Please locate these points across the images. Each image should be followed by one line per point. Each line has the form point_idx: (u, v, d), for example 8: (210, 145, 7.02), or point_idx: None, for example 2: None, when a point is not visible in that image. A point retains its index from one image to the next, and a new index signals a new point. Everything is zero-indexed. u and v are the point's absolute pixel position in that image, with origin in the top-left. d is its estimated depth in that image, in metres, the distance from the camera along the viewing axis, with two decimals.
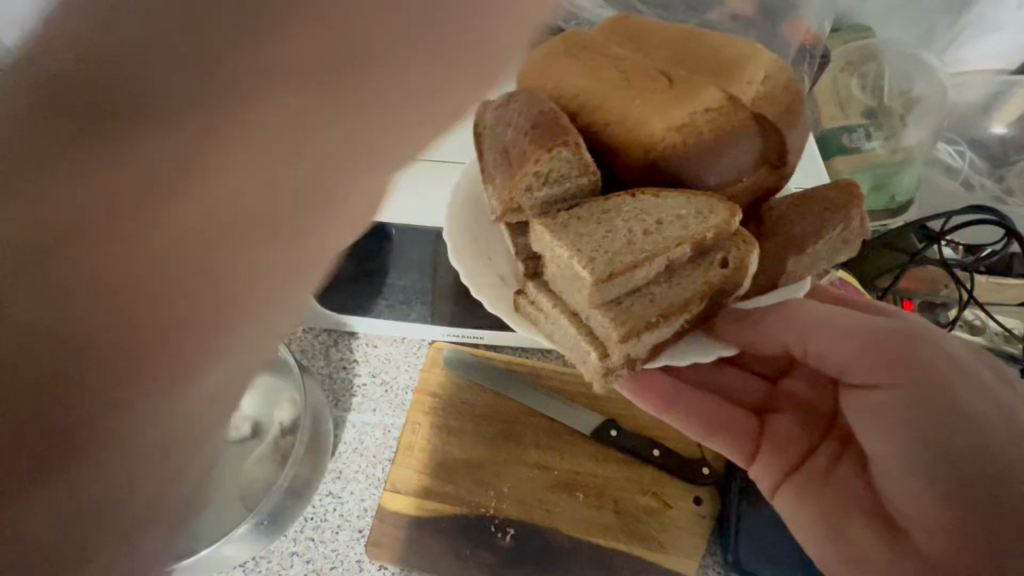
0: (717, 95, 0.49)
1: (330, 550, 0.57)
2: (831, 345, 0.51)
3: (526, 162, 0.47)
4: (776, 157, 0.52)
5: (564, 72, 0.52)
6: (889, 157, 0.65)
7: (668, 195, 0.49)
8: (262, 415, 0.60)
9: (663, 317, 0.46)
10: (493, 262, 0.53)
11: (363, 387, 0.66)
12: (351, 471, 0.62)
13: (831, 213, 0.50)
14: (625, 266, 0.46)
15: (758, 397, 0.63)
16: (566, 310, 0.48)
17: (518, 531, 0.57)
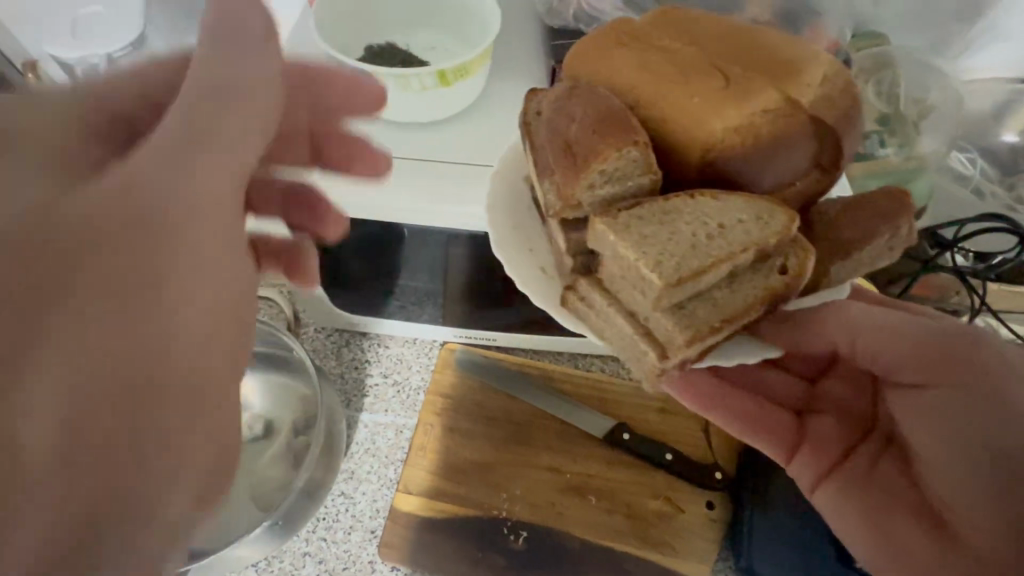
0: (774, 95, 0.41)
1: (343, 550, 0.57)
2: (881, 345, 0.51)
3: (575, 174, 0.40)
4: (828, 163, 0.44)
5: (605, 62, 0.43)
6: (903, 165, 0.64)
7: (730, 195, 0.41)
8: (274, 414, 0.61)
9: (725, 322, 0.41)
10: (534, 252, 0.44)
11: (374, 388, 0.66)
12: (363, 471, 0.62)
13: (882, 219, 0.44)
14: (697, 270, 0.39)
15: (799, 397, 0.63)
16: (621, 309, 0.41)
17: (530, 534, 0.57)
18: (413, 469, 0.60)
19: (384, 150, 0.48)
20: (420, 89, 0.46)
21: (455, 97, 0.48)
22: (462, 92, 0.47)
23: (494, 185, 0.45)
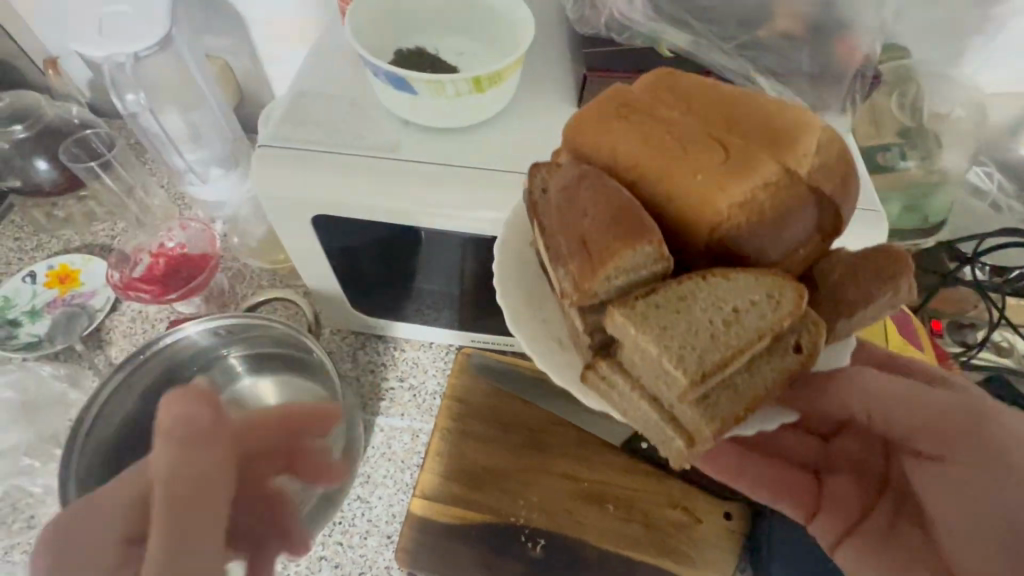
0: (773, 167, 0.38)
1: (359, 555, 0.57)
2: (903, 418, 0.44)
3: (592, 271, 0.37)
4: (829, 228, 0.41)
5: (602, 132, 0.41)
6: (925, 177, 0.64)
7: (741, 274, 0.39)
8: None
9: (748, 410, 0.37)
10: (549, 321, 0.41)
11: (390, 392, 0.66)
12: (380, 476, 0.61)
13: (880, 280, 0.39)
14: (718, 362, 0.36)
15: (808, 454, 0.56)
16: (643, 394, 0.38)
17: (548, 541, 0.56)
18: (429, 475, 0.59)
19: (414, 157, 0.46)
20: (454, 95, 0.43)
21: (488, 104, 0.45)
22: (496, 100, 0.45)
23: (501, 267, 0.42)
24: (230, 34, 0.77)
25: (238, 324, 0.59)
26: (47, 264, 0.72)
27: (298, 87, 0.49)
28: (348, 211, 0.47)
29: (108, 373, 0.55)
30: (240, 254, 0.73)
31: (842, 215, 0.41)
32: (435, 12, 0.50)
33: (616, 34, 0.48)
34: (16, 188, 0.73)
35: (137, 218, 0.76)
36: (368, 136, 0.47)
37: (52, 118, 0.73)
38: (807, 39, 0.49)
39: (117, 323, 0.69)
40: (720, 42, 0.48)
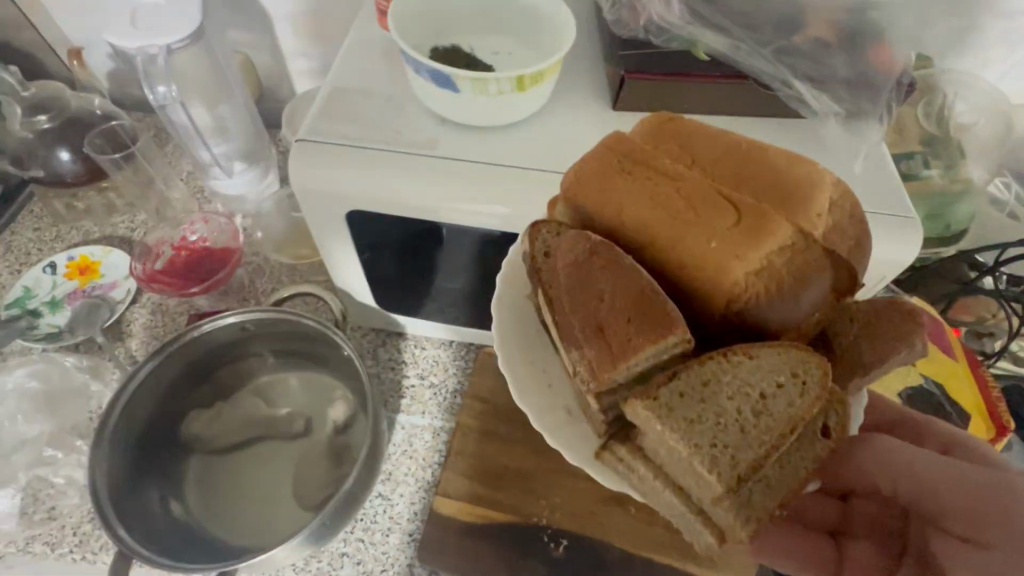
0: (788, 230, 0.38)
1: (380, 552, 0.57)
2: (929, 483, 0.46)
3: (613, 360, 0.38)
4: (847, 288, 0.41)
5: (611, 193, 0.41)
6: (948, 187, 0.64)
7: (764, 351, 0.40)
8: (314, 411, 0.61)
9: (780, 503, 0.40)
10: (554, 387, 0.45)
11: (410, 390, 0.66)
12: (401, 474, 0.61)
13: (898, 344, 0.41)
14: (753, 461, 0.38)
15: (826, 517, 0.55)
16: (669, 483, 0.41)
17: (570, 542, 0.56)
18: (451, 475, 0.58)
19: (452, 154, 0.46)
20: (496, 93, 0.43)
21: (528, 102, 0.46)
22: (536, 96, 0.45)
23: (502, 336, 0.46)
24: (254, 29, 0.78)
25: (266, 318, 0.58)
26: (67, 255, 0.72)
27: (335, 82, 0.50)
28: (388, 208, 0.47)
29: (136, 366, 0.54)
30: (261, 249, 0.73)
31: (859, 275, 0.41)
32: (474, 11, 0.50)
33: (653, 36, 0.48)
34: (38, 178, 0.71)
35: (157, 207, 0.76)
36: (405, 133, 0.47)
37: (76, 109, 0.73)
38: (841, 45, 0.49)
39: (138, 315, 0.69)
40: (757, 46, 0.47)
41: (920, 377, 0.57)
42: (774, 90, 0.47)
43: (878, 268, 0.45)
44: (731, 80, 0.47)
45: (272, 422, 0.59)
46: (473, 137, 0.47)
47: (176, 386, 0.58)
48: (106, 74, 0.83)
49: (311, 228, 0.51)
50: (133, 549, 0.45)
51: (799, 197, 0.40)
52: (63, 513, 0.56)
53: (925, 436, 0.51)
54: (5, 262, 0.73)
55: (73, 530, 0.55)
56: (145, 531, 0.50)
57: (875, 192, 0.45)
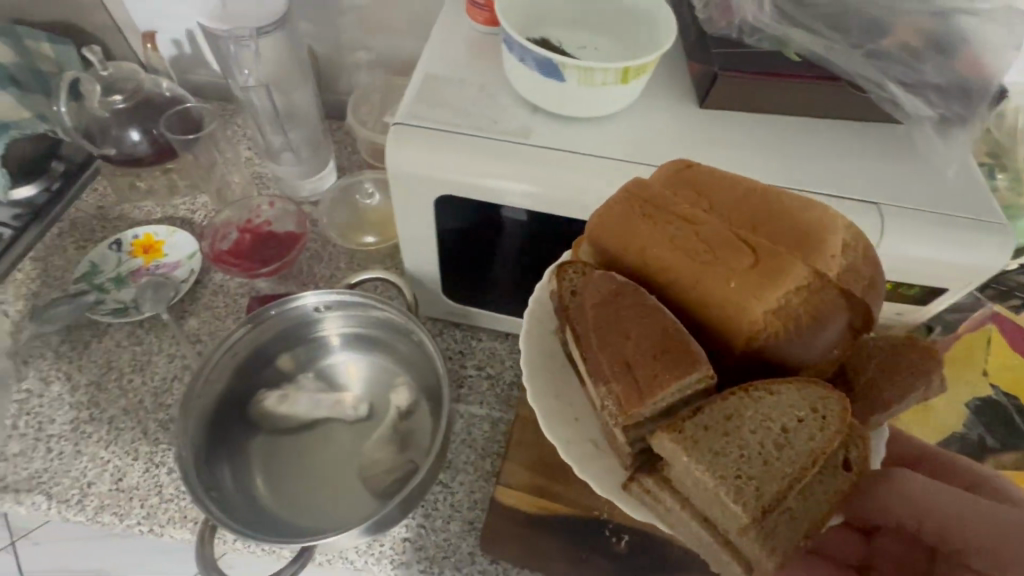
0: (803, 272, 0.38)
1: (442, 539, 0.57)
2: (957, 521, 0.40)
3: (639, 396, 0.36)
4: (862, 324, 0.40)
5: (631, 235, 0.41)
6: (1015, 199, 0.60)
7: (785, 387, 0.38)
8: (377, 397, 0.61)
9: (804, 535, 0.37)
10: (580, 421, 0.43)
11: (468, 380, 0.66)
12: (461, 462, 0.61)
13: (915, 377, 0.39)
14: (778, 493, 0.36)
15: (851, 553, 0.48)
16: (695, 513, 0.39)
17: (632, 538, 0.55)
18: (512, 466, 0.57)
19: (547, 144, 0.47)
20: (600, 83, 0.44)
21: (626, 97, 0.46)
22: (633, 91, 0.46)
23: (529, 371, 0.45)
24: (318, 20, 0.78)
25: (345, 300, 0.59)
26: (131, 232, 0.73)
27: (429, 70, 0.51)
28: (480, 195, 0.47)
29: (231, 331, 0.57)
30: (320, 235, 0.74)
31: (873, 314, 0.40)
32: (571, 6, 0.50)
33: (746, 35, 0.49)
34: (110, 156, 0.72)
35: (216, 190, 0.77)
36: (500, 121, 0.48)
37: (148, 91, 0.74)
38: (931, 51, 0.49)
39: (201, 294, 0.70)
40: (849, 47, 0.48)
41: (990, 388, 0.57)
42: (869, 92, 0.47)
43: (972, 273, 0.45)
44: (826, 81, 0.47)
45: (335, 406, 0.59)
46: (566, 128, 0.48)
47: (248, 361, 0.59)
48: (171, 60, 0.84)
49: (395, 211, 0.51)
50: (214, 513, 0.46)
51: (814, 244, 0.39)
52: (131, 485, 0.57)
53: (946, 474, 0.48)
54: (71, 238, 0.74)
55: (141, 502, 0.56)
56: (222, 503, 0.50)
57: (966, 197, 0.46)
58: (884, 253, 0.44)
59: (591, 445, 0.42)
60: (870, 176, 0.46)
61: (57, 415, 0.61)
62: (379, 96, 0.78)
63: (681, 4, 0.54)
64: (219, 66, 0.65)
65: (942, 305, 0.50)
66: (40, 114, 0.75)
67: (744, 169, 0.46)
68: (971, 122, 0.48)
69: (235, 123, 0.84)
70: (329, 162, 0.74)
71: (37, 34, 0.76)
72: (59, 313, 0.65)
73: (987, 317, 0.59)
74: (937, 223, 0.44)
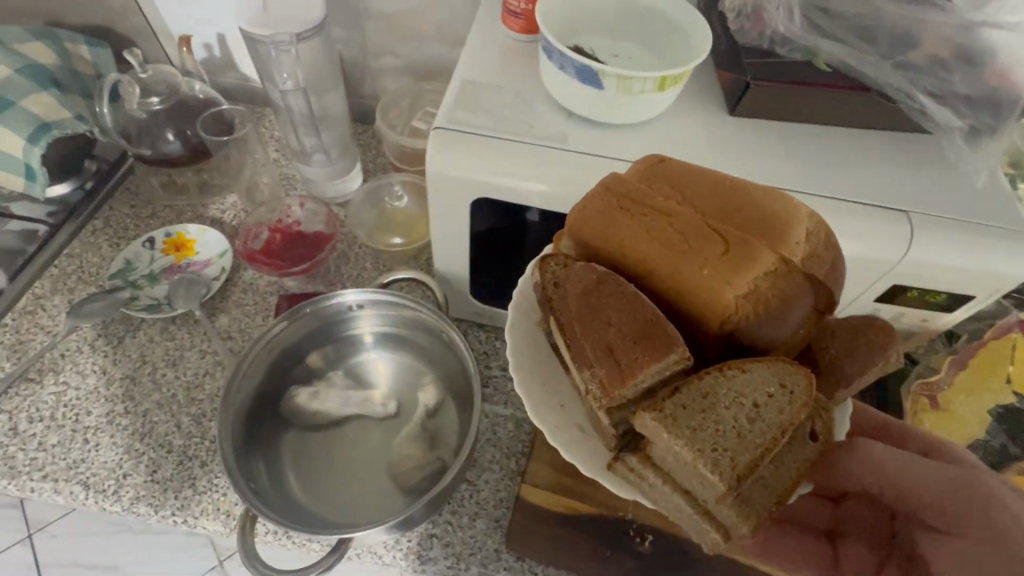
0: (770, 258, 0.39)
1: (469, 536, 0.58)
2: (915, 484, 0.45)
3: (621, 378, 0.38)
4: (824, 306, 0.43)
5: (609, 228, 0.42)
6: None
7: (755, 364, 0.39)
8: (404, 394, 0.62)
9: (776, 500, 0.39)
10: (566, 407, 0.44)
11: (492, 380, 0.67)
12: (486, 461, 0.62)
13: (874, 352, 0.42)
14: (752, 462, 0.37)
15: (823, 519, 0.57)
16: (676, 488, 0.40)
17: (657, 539, 0.55)
18: (538, 464, 0.58)
19: (582, 149, 0.48)
20: (637, 92, 0.45)
21: (660, 105, 0.47)
22: (668, 99, 0.47)
23: (515, 360, 0.46)
24: (348, 25, 0.80)
25: (379, 299, 0.60)
26: (164, 231, 0.74)
27: (466, 76, 0.52)
28: (514, 197, 0.48)
29: (270, 326, 0.59)
30: (347, 236, 0.75)
31: (832, 293, 0.42)
32: (605, 15, 0.52)
33: (777, 46, 0.50)
34: (144, 156, 0.73)
35: (246, 189, 0.79)
36: (537, 126, 0.49)
37: (182, 93, 0.75)
38: None
39: (231, 292, 0.71)
40: (881, 58, 0.49)
41: (1012, 396, 0.57)
42: (898, 101, 0.48)
43: (1001, 281, 0.46)
44: (856, 92, 0.48)
45: (364, 403, 0.60)
46: (601, 134, 0.49)
47: (279, 357, 0.61)
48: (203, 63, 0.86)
49: (431, 211, 0.52)
50: (255, 505, 0.47)
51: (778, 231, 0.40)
52: (166, 477, 0.58)
53: (903, 440, 0.50)
54: (105, 236, 0.76)
55: (175, 493, 0.57)
56: (260, 495, 0.52)
57: (991, 206, 0.47)
58: (913, 259, 0.45)
59: (576, 428, 0.44)
60: (898, 185, 0.47)
61: (91, 407, 0.62)
62: (407, 100, 0.80)
63: (710, 14, 0.56)
64: (257, 68, 0.66)
65: (965, 314, 0.50)
66: (78, 114, 0.76)
67: (776, 176, 0.47)
68: (1001, 133, 0.48)
69: (264, 125, 0.86)
70: (355, 168, 0.77)
71: (77, 37, 0.78)
72: (96, 309, 0.66)
73: (1016, 322, 0.57)
74: (965, 231, 0.45)
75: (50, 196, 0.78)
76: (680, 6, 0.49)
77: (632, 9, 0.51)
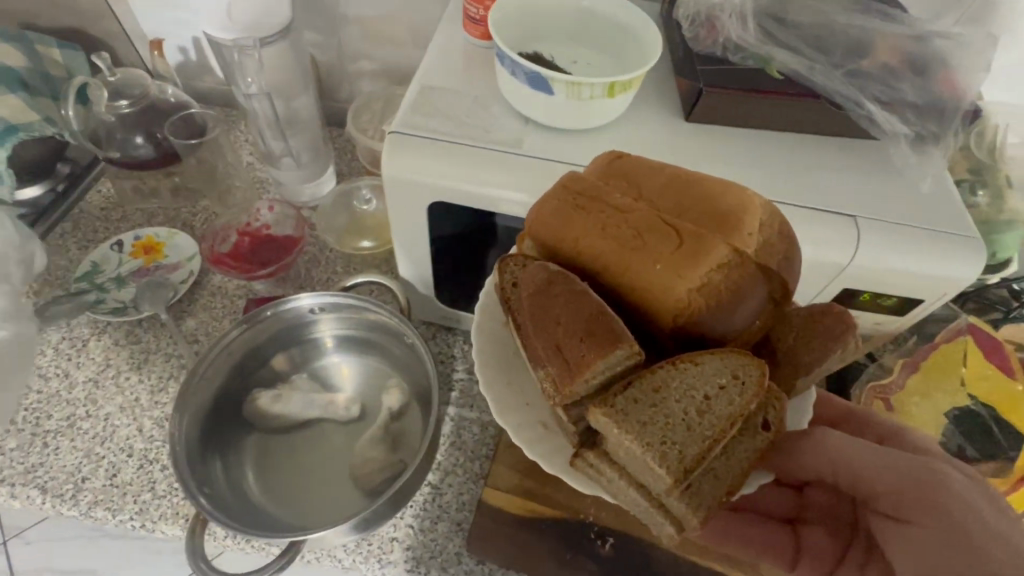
0: (723, 250, 0.39)
1: (430, 539, 0.58)
2: (866, 471, 0.45)
3: (571, 376, 0.38)
4: (782, 295, 0.42)
5: (568, 226, 0.42)
6: (995, 217, 0.59)
7: (709, 356, 0.40)
8: (368, 397, 0.62)
9: (727, 492, 0.40)
10: (531, 405, 0.44)
11: (457, 383, 0.67)
12: (450, 464, 0.62)
13: (832, 341, 0.42)
14: (700, 454, 0.38)
15: (784, 507, 0.58)
16: (632, 481, 0.40)
17: (617, 540, 0.55)
18: (500, 467, 0.58)
19: (536, 153, 0.49)
20: (587, 98, 0.46)
21: (612, 111, 0.48)
22: (621, 105, 0.48)
23: (480, 359, 0.46)
24: (321, 30, 0.80)
25: (341, 302, 0.60)
26: (134, 234, 0.74)
27: (425, 81, 0.52)
28: (470, 201, 0.49)
29: (226, 332, 0.58)
30: (317, 238, 0.75)
31: (790, 284, 0.42)
32: (563, 22, 0.53)
33: (730, 53, 0.51)
34: (114, 159, 0.74)
35: (219, 194, 0.79)
36: (491, 130, 0.50)
37: (153, 95, 0.75)
38: (909, 71, 0.51)
39: (200, 295, 0.71)
40: (829, 67, 0.50)
41: (969, 399, 0.57)
42: (847, 109, 0.49)
43: (946, 284, 0.46)
44: (805, 98, 0.49)
45: (327, 406, 0.60)
46: (556, 137, 0.50)
47: (243, 359, 0.61)
48: (178, 66, 0.86)
49: (391, 215, 0.52)
50: (205, 509, 0.47)
51: (734, 220, 0.40)
52: (124, 481, 0.58)
53: (862, 430, 0.51)
54: (74, 239, 0.75)
55: (134, 497, 0.57)
56: (214, 498, 0.51)
57: (940, 212, 0.47)
58: (860, 263, 0.46)
59: (538, 425, 0.43)
60: (847, 188, 0.48)
61: (52, 411, 0.62)
62: (380, 105, 0.80)
63: (668, 25, 0.57)
64: (223, 72, 0.67)
65: (918, 316, 0.51)
66: (48, 117, 0.76)
67: (731, 181, 0.47)
68: (944, 139, 0.49)
69: (238, 128, 0.86)
70: (326, 179, 0.78)
71: (48, 40, 0.78)
72: (58, 312, 0.64)
73: (966, 327, 0.60)
74: (914, 236, 0.46)
75: (19, 199, 0.76)
76: (630, 11, 0.50)
77: (588, 17, 0.52)
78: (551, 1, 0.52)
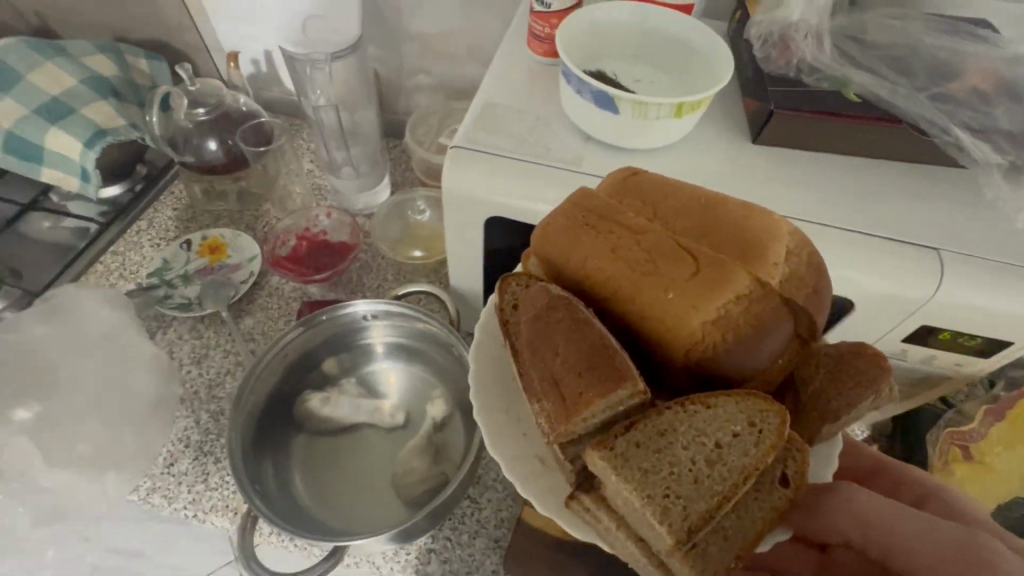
0: (745, 281, 0.38)
1: (466, 554, 0.57)
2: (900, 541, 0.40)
3: (569, 415, 0.36)
4: (808, 332, 0.40)
5: (575, 244, 0.41)
6: None
7: (721, 400, 0.38)
8: (413, 406, 0.63)
9: (737, 556, 0.37)
10: (529, 436, 0.42)
11: None
12: (490, 479, 0.61)
13: (863, 390, 0.39)
14: (705, 512, 0.35)
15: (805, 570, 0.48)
16: (631, 534, 0.38)
17: None
18: None
19: (597, 172, 0.48)
20: (653, 117, 0.45)
21: (678, 130, 0.47)
22: (684, 127, 0.47)
23: (476, 385, 0.44)
24: (384, 44, 0.83)
25: (394, 310, 0.61)
26: (201, 235, 0.78)
27: (490, 99, 0.53)
28: (527, 219, 0.49)
29: (285, 332, 0.60)
30: (371, 245, 0.77)
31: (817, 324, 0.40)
32: (629, 42, 0.52)
33: (804, 74, 0.49)
34: (188, 163, 0.78)
35: (279, 199, 0.82)
36: (552, 149, 0.49)
37: (227, 105, 0.80)
38: (1002, 97, 0.48)
39: (258, 295, 0.74)
40: (913, 90, 0.48)
41: None
42: (933, 136, 0.46)
43: None
44: (887, 124, 0.46)
45: (374, 412, 0.61)
46: (618, 157, 0.49)
47: (298, 361, 0.63)
48: (250, 77, 0.91)
49: (445, 228, 0.53)
50: (257, 509, 0.49)
51: (758, 249, 0.39)
52: (179, 470, 0.61)
53: (899, 488, 0.48)
54: (148, 236, 0.80)
55: (187, 488, 0.60)
56: (264, 496, 0.53)
57: None
58: (939, 302, 0.43)
59: (533, 458, 0.41)
60: (928, 219, 0.45)
61: None
62: (437, 119, 0.82)
63: (738, 45, 0.55)
64: (295, 85, 0.71)
65: (1005, 360, 0.47)
66: (132, 123, 0.82)
67: (801, 207, 0.46)
68: None
69: (300, 137, 0.90)
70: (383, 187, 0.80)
71: (137, 51, 0.85)
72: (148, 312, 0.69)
73: None
74: (1008, 274, 0.42)
75: (103, 197, 0.83)
76: (703, 32, 0.50)
77: (654, 37, 0.52)
78: (614, 18, 0.52)
